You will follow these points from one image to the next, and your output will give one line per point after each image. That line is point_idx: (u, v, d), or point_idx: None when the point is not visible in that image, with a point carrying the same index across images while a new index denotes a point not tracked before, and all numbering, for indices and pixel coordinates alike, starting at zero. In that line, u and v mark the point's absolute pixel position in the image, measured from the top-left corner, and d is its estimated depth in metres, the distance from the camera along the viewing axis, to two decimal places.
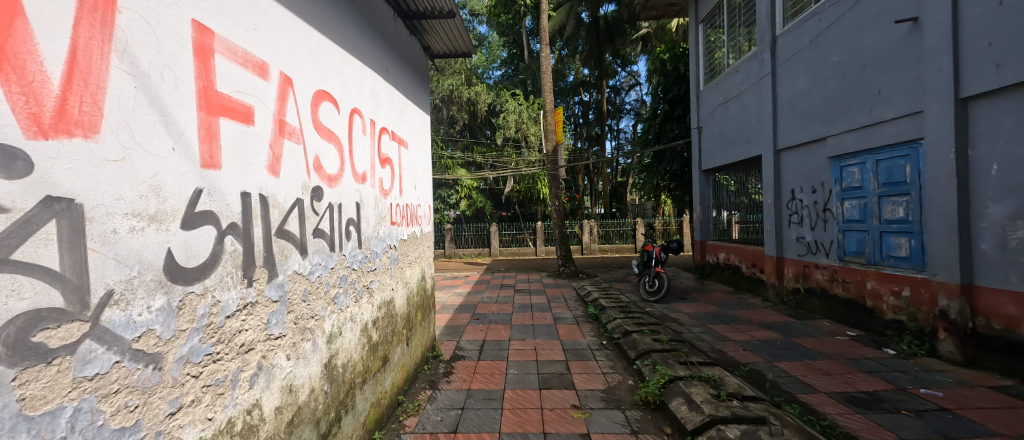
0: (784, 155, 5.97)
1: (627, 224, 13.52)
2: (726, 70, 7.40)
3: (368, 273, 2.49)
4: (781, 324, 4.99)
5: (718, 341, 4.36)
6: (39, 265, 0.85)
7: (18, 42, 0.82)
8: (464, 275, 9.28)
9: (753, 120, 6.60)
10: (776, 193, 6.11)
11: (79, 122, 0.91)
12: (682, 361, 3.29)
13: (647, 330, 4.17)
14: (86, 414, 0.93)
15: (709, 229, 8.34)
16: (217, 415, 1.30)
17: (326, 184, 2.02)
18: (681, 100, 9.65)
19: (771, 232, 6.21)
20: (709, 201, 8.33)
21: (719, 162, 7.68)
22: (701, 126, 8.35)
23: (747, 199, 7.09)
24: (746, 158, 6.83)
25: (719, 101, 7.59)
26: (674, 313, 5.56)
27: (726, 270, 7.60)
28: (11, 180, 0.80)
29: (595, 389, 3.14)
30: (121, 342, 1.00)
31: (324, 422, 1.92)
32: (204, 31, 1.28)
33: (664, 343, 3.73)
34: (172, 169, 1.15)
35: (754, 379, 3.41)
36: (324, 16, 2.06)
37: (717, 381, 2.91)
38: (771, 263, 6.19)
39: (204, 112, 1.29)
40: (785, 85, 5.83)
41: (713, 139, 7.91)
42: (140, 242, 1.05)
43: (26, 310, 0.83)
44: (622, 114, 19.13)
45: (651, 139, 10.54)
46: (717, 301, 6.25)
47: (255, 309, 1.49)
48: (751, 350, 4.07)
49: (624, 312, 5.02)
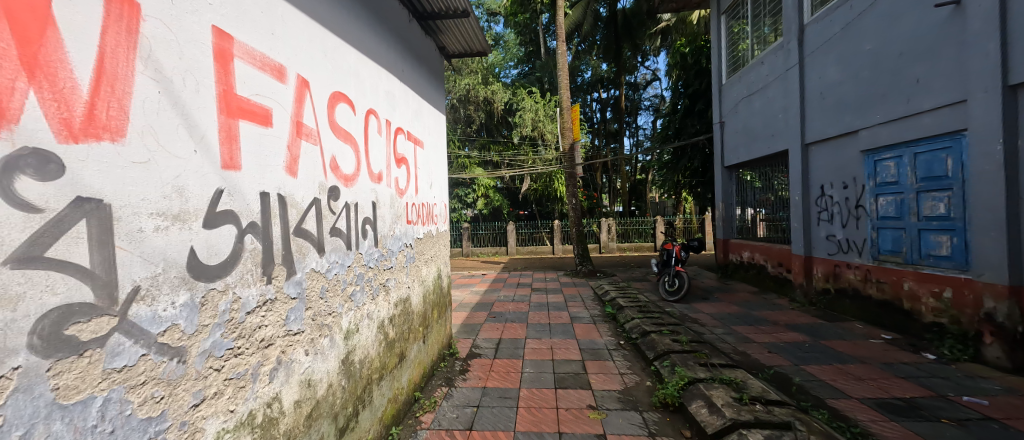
0: (812, 150, 5.74)
1: (646, 223, 13.30)
2: (750, 62, 7.16)
3: (385, 271, 2.52)
4: (810, 325, 4.80)
5: (742, 343, 4.23)
6: (71, 262, 0.90)
7: (50, 50, 0.87)
8: (481, 274, 9.33)
9: (778, 113, 6.36)
10: (804, 188, 5.87)
11: (106, 126, 0.96)
12: (703, 363, 3.21)
13: (666, 330, 4.10)
14: (115, 404, 0.99)
15: (732, 227, 8.09)
16: (238, 407, 1.35)
17: (342, 184, 2.06)
18: (702, 94, 9.41)
19: (799, 229, 5.98)
20: (732, 198, 8.09)
21: (743, 157, 7.44)
22: (724, 121, 8.11)
23: (774, 196, 6.84)
24: (771, 153, 6.59)
25: (743, 94, 7.34)
26: (695, 313, 5.43)
27: (750, 270, 7.36)
28: (44, 182, 0.85)
29: (612, 389, 3.11)
30: (147, 336, 1.06)
31: (343, 416, 1.96)
32: (223, 37, 1.32)
33: (684, 345, 3.65)
34: (194, 170, 1.20)
35: (779, 382, 3.29)
36: (340, 18, 2.10)
37: (740, 383, 2.82)
38: (799, 261, 5.97)
39: (224, 115, 1.33)
40: (813, 76, 5.60)
41: (736, 134, 7.67)
42: (165, 241, 1.10)
43: (59, 305, 0.88)
44: (641, 110, 18.87)
45: (671, 135, 10.32)
46: (742, 302, 6.06)
47: (275, 305, 1.54)
48: (776, 353, 3.93)
49: (642, 312, 4.93)
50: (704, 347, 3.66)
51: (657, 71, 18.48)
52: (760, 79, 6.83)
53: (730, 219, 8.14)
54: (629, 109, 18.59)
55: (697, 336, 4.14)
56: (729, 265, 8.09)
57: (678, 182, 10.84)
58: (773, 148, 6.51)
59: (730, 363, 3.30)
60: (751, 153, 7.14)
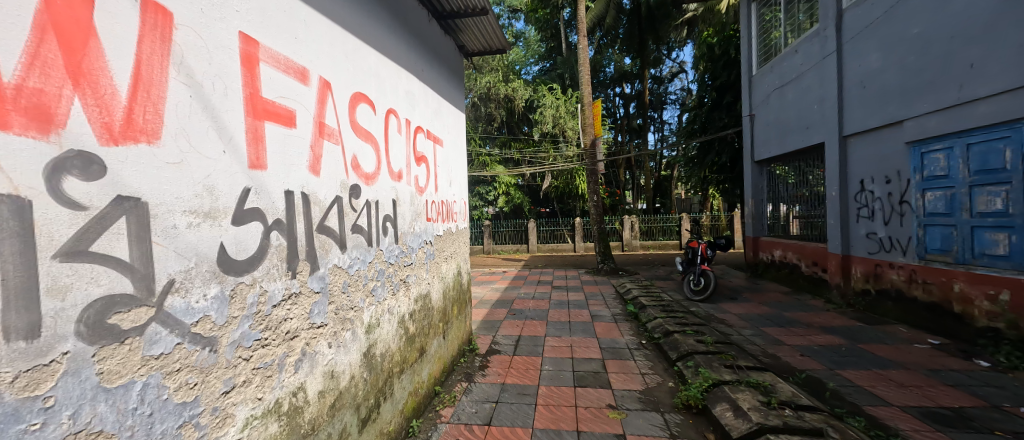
0: (851, 142, 5.43)
1: (671, 220, 12.98)
2: (783, 51, 6.84)
3: (405, 268, 2.57)
4: (848, 328, 4.55)
5: (772, 345, 4.07)
6: (113, 257, 0.97)
7: (92, 59, 0.95)
8: (501, 271, 9.38)
9: (814, 105, 6.05)
10: (842, 183, 5.57)
11: (143, 129, 1.04)
12: (728, 365, 3.11)
13: (690, 331, 4.00)
14: (153, 389, 1.06)
15: (763, 225, 7.78)
16: (265, 395, 1.42)
17: (363, 182, 2.12)
18: (731, 86, 9.07)
19: (836, 227, 5.69)
20: (763, 194, 7.77)
21: (775, 152, 7.13)
22: (754, 113, 7.79)
23: (808, 191, 6.52)
24: (806, 146, 6.28)
25: (775, 85, 7.02)
26: (722, 313, 5.26)
27: (783, 269, 7.06)
28: (88, 181, 0.92)
29: (632, 389, 3.06)
30: (181, 326, 1.14)
31: (365, 407, 2.02)
32: (249, 42, 1.39)
33: (709, 346, 3.55)
34: (223, 170, 1.27)
35: (812, 387, 3.15)
36: (361, 20, 2.16)
37: (768, 387, 2.72)
38: (836, 261, 5.68)
39: (251, 117, 1.39)
40: (852, 64, 5.29)
41: (767, 127, 7.35)
42: (197, 237, 1.18)
43: (102, 296, 0.96)
44: (667, 104, 18.40)
45: (697, 130, 10.02)
46: (773, 302, 5.82)
47: (299, 299, 1.60)
48: (809, 356, 3.76)
49: (665, 311, 4.82)
50: (731, 349, 3.54)
51: (682, 63, 17.97)
52: (793, 69, 6.51)
53: (760, 216, 7.83)
54: (653, 103, 18.15)
55: (723, 337, 4.01)
56: (759, 264, 7.78)
57: (705, 178, 10.51)
58: (808, 141, 6.20)
59: (758, 365, 3.18)
60: (784, 147, 6.83)
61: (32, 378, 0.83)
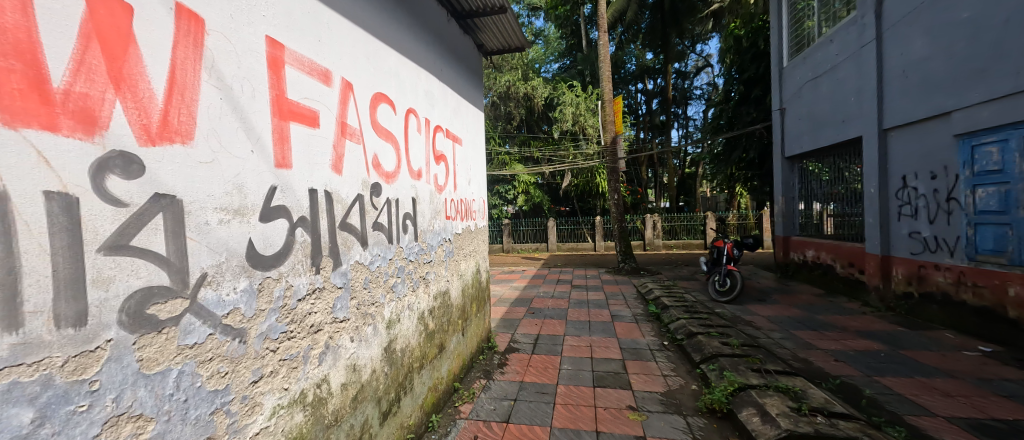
0: (892, 136, 5.16)
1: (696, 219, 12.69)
2: (816, 42, 6.56)
3: (424, 265, 2.61)
4: (888, 333, 4.33)
5: (804, 349, 3.91)
6: (151, 251, 1.04)
7: (132, 65, 1.01)
8: (520, 270, 9.38)
9: (850, 96, 5.78)
10: (882, 179, 5.30)
11: (177, 130, 1.11)
12: (755, 368, 3.01)
13: (715, 333, 3.89)
14: (188, 376, 1.13)
15: (794, 223, 7.50)
16: (291, 386, 1.48)
17: (384, 181, 2.16)
18: (760, 80, 8.78)
19: (875, 226, 5.42)
20: (794, 191, 7.48)
21: (807, 147, 6.84)
22: (785, 107, 7.50)
23: (844, 188, 6.23)
24: (842, 140, 6.00)
25: (808, 77, 6.74)
26: (749, 316, 5.10)
27: (816, 270, 6.79)
28: (128, 179, 0.99)
29: (653, 391, 3.01)
30: (213, 317, 1.20)
31: (385, 401, 2.07)
32: (275, 45, 1.44)
33: (735, 348, 3.45)
34: (252, 169, 1.33)
35: (847, 394, 3.00)
36: (381, 22, 2.20)
37: (799, 392, 2.62)
38: (874, 262, 5.41)
39: (277, 118, 1.45)
40: (893, 53, 5.02)
41: (799, 122, 7.07)
42: (227, 233, 1.24)
43: (142, 287, 1.02)
44: (692, 99, 18.00)
45: (723, 125, 9.74)
46: (805, 305, 5.60)
47: (323, 294, 1.66)
48: (844, 362, 3.59)
49: (689, 312, 4.71)
50: (759, 352, 3.43)
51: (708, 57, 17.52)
52: (828, 59, 6.23)
53: (791, 214, 7.54)
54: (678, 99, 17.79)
55: (751, 340, 3.88)
56: (791, 264, 7.50)
57: (732, 175, 10.20)
58: (844, 135, 5.93)
59: (787, 369, 3.07)
60: (817, 142, 6.55)
61: (81, 362, 0.90)
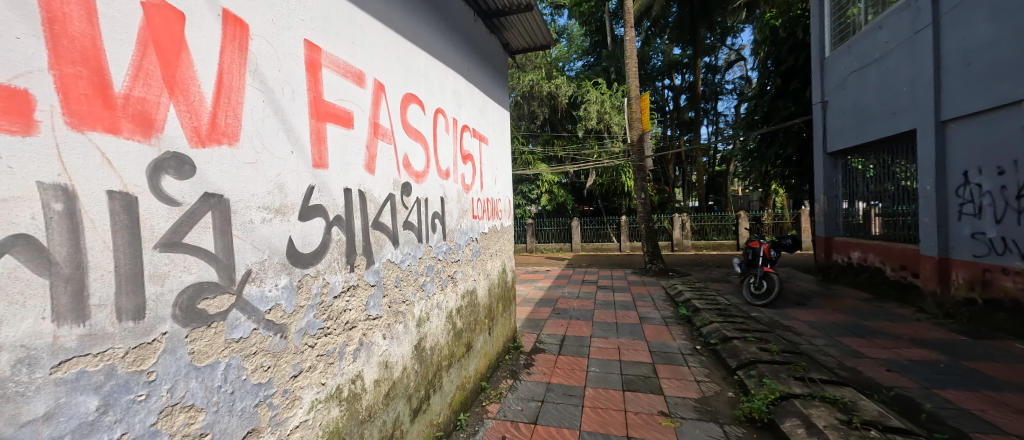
0: (951, 128, 4.90)
1: (728, 219, 12.39)
2: (863, 29, 6.30)
3: (452, 264, 2.64)
4: (945, 342, 4.11)
5: (851, 358, 3.75)
6: (202, 248, 1.08)
7: (184, 70, 1.06)
8: (544, 270, 9.37)
9: (903, 87, 5.52)
10: (939, 175, 5.04)
11: (225, 132, 1.15)
12: (798, 377, 2.92)
13: (751, 338, 3.78)
14: (234, 369, 1.17)
15: (837, 223, 7.24)
16: (328, 381, 1.51)
17: (414, 180, 2.19)
18: (799, 72, 8.50)
19: (931, 226, 5.16)
20: (837, 189, 7.22)
21: (853, 142, 6.57)
22: (827, 100, 7.22)
23: (892, 186, 5.96)
24: (893, 134, 5.73)
25: (853, 68, 6.47)
26: (788, 320, 4.93)
27: (862, 273, 6.52)
28: (181, 179, 1.03)
29: (686, 397, 2.94)
30: (257, 313, 1.24)
31: (416, 398, 2.10)
32: (313, 49, 1.48)
33: (774, 355, 3.35)
34: (292, 169, 1.37)
35: (903, 408, 2.85)
36: (411, 23, 2.23)
37: (849, 404, 2.51)
38: (930, 265, 5.18)
39: (314, 119, 1.48)
40: (952, 39, 4.77)
41: (843, 115, 6.79)
42: (270, 231, 1.29)
43: (193, 282, 1.06)
44: (723, 94, 17.62)
45: (757, 120, 9.48)
46: (850, 310, 5.38)
47: (357, 291, 1.69)
48: (897, 372, 3.42)
49: (723, 316, 4.60)
50: (801, 360, 3.32)
51: (741, 50, 17.08)
52: (877, 48, 5.97)
53: (834, 214, 7.29)
54: (708, 94, 17.43)
55: (791, 346, 3.75)
56: (833, 267, 7.22)
57: (765, 172, 9.91)
58: (896, 129, 5.66)
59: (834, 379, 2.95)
60: (863, 136, 6.28)
61: (139, 353, 0.94)
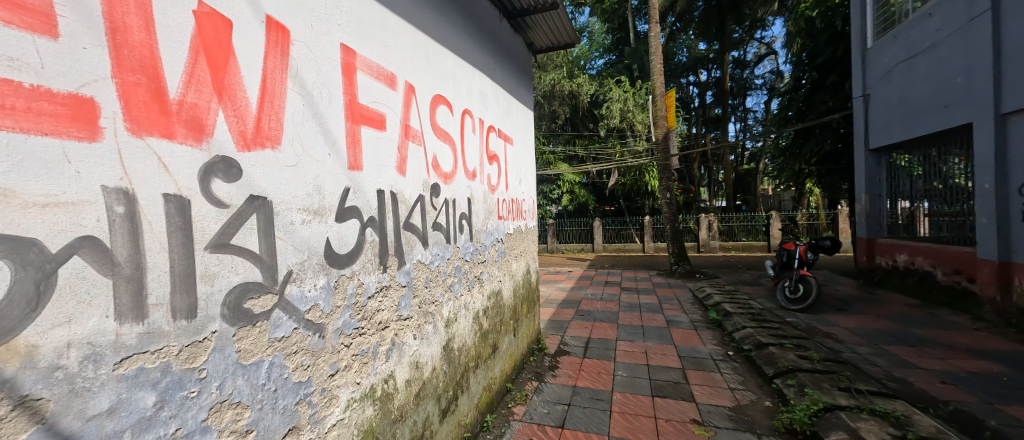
0: (1014, 120, 4.63)
1: (759, 219, 12.09)
2: (910, 18, 6.03)
3: (479, 265, 2.65)
4: (1006, 353, 3.90)
5: (900, 368, 3.59)
6: (248, 249, 1.11)
7: (232, 75, 1.09)
8: (567, 270, 9.34)
9: (957, 77, 5.25)
10: (1000, 171, 4.76)
11: (268, 136, 1.18)
12: (843, 387, 2.84)
13: (790, 345, 3.71)
14: (277, 368, 1.20)
15: (881, 225, 6.98)
16: (363, 380, 1.53)
17: (442, 181, 2.21)
18: (836, 65, 8.23)
19: (990, 228, 4.89)
20: (880, 188, 6.95)
21: (898, 137, 6.29)
22: (869, 93, 6.94)
23: (941, 184, 5.75)
24: (945, 128, 5.45)
25: (900, 58, 6.19)
26: (828, 326, 4.77)
27: (909, 278, 6.24)
28: (229, 182, 1.07)
29: (720, 405, 2.88)
30: (297, 313, 1.27)
31: (445, 398, 2.11)
32: (349, 52, 1.51)
33: (815, 364, 3.27)
34: (329, 171, 1.39)
35: (963, 424, 2.72)
36: (439, 25, 2.25)
37: (901, 419, 2.42)
38: (987, 270, 4.92)
39: (350, 122, 1.51)
40: (1016, 24, 4.51)
41: (887, 108, 6.51)
42: (309, 232, 1.31)
43: (239, 283, 1.09)
44: (751, 89, 17.23)
45: (792, 116, 9.24)
46: (896, 317, 5.17)
47: (389, 292, 1.71)
48: (954, 385, 3.26)
49: (756, 321, 4.49)
50: (845, 369, 3.21)
51: (771, 44, 16.63)
52: (927, 37, 5.70)
53: (878, 214, 7.01)
54: (736, 89, 17.07)
55: (833, 354, 3.65)
56: (876, 271, 6.94)
57: (799, 170, 9.60)
58: (948, 122, 5.39)
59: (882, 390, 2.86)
60: (911, 131, 6.00)
61: (191, 351, 0.97)
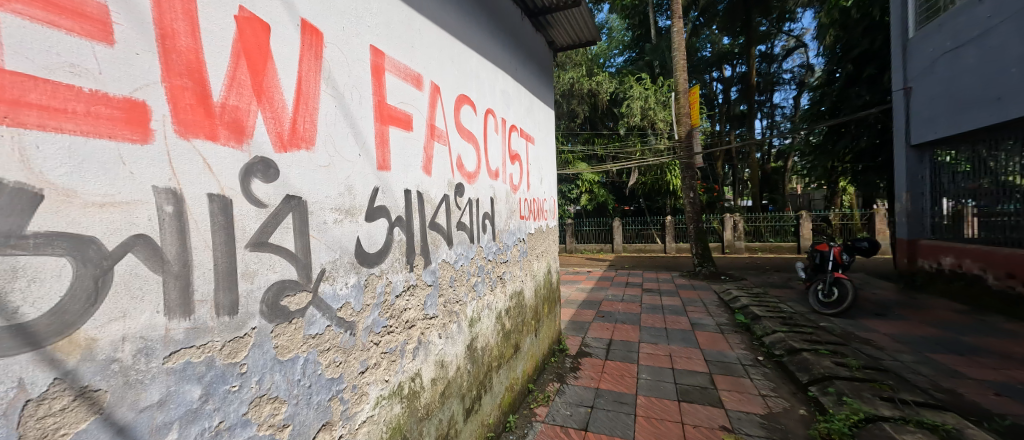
0: None
1: (787, 220, 11.77)
2: (957, 5, 5.70)
3: (501, 264, 2.65)
4: None
5: (947, 378, 3.42)
6: (285, 247, 1.14)
7: (270, 78, 1.12)
8: (587, 270, 9.32)
9: (1010, 67, 4.91)
10: None
11: (303, 137, 1.21)
12: (886, 397, 2.75)
13: (825, 350, 3.61)
14: (311, 364, 1.22)
15: (924, 226, 6.69)
16: (391, 378, 1.55)
17: (466, 181, 2.22)
18: (875, 57, 7.98)
19: None
20: (924, 186, 6.65)
21: (943, 132, 5.95)
22: (910, 86, 6.59)
23: (992, 181, 5.55)
24: (995, 122, 5.12)
25: (945, 48, 5.84)
26: (866, 332, 4.60)
27: (954, 281, 5.95)
28: (267, 182, 1.10)
29: (751, 413, 2.81)
30: (330, 310, 1.29)
31: (469, 398, 2.12)
32: (378, 54, 1.53)
33: (854, 371, 3.17)
34: (359, 171, 1.42)
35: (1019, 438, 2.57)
36: (463, 25, 2.27)
37: (951, 432, 2.32)
38: None
39: (379, 122, 1.53)
40: None
41: (930, 102, 6.17)
42: (341, 231, 1.34)
43: (276, 280, 1.12)
44: (778, 84, 16.80)
45: (824, 111, 8.97)
46: (941, 323, 4.94)
47: (416, 290, 1.73)
48: (1009, 397, 3.08)
49: (788, 326, 4.40)
50: (887, 378, 3.10)
51: (800, 37, 16.16)
52: (976, 25, 5.36)
53: (920, 213, 6.71)
54: (763, 84, 16.66)
55: (872, 362, 3.53)
56: (918, 274, 6.64)
57: (831, 168, 9.30)
58: (1000, 116, 5.06)
59: (929, 401, 2.75)
60: (958, 126, 5.67)
61: (233, 346, 1.00)
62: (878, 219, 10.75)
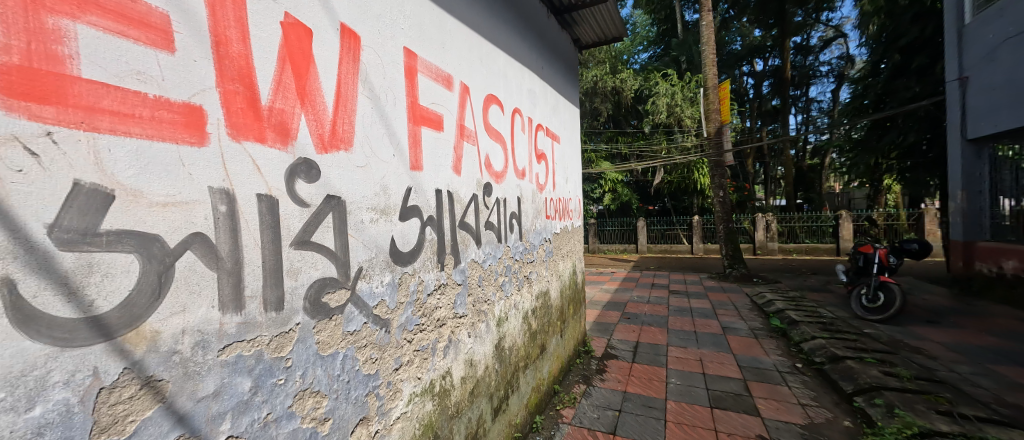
0: None
1: (824, 220, 11.35)
2: None
3: (528, 264, 2.66)
4: None
5: (1011, 392, 3.20)
6: (325, 246, 1.18)
7: (312, 81, 1.16)
8: (612, 271, 9.25)
9: None
10: None
11: (342, 138, 1.24)
12: (942, 411, 2.64)
13: (871, 359, 3.47)
14: (350, 360, 1.25)
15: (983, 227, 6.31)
16: (423, 375, 1.58)
17: (494, 180, 2.24)
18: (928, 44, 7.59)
19: None
20: (982, 184, 6.28)
21: (1004, 125, 5.58)
22: (967, 76, 6.22)
23: None
24: None
25: (1008, 34, 5.49)
26: (918, 341, 4.37)
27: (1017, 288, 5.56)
28: (310, 182, 1.13)
29: (791, 422, 2.72)
30: (366, 307, 1.32)
31: (497, 397, 2.13)
32: (411, 56, 1.57)
33: (905, 382, 3.04)
34: (393, 171, 1.45)
35: None
36: (492, 25, 2.29)
37: None
38: None
39: (412, 123, 1.56)
40: None
41: (988, 92, 5.83)
42: (377, 230, 1.37)
43: (318, 278, 1.15)
44: (814, 77, 16.19)
45: (868, 105, 8.58)
46: (1002, 332, 4.65)
47: (446, 289, 1.75)
48: None
49: (830, 333, 4.25)
50: (942, 390, 2.97)
51: (839, 28, 15.51)
52: None
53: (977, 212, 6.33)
54: (798, 77, 16.08)
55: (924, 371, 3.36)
56: (976, 279, 6.25)
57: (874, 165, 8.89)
58: None
59: (990, 416, 2.61)
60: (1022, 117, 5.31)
61: (279, 340, 1.04)
62: (928, 220, 10.19)
